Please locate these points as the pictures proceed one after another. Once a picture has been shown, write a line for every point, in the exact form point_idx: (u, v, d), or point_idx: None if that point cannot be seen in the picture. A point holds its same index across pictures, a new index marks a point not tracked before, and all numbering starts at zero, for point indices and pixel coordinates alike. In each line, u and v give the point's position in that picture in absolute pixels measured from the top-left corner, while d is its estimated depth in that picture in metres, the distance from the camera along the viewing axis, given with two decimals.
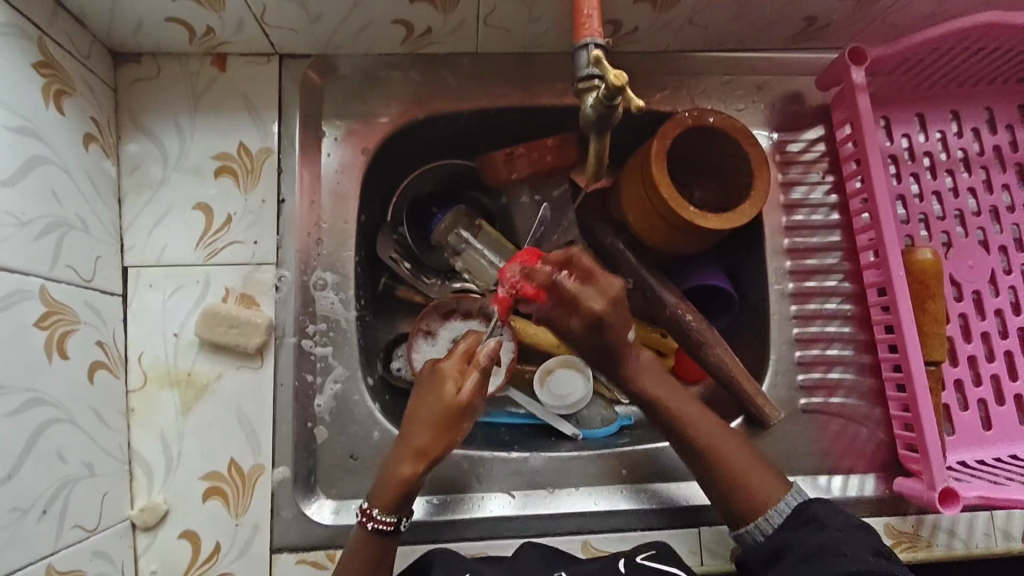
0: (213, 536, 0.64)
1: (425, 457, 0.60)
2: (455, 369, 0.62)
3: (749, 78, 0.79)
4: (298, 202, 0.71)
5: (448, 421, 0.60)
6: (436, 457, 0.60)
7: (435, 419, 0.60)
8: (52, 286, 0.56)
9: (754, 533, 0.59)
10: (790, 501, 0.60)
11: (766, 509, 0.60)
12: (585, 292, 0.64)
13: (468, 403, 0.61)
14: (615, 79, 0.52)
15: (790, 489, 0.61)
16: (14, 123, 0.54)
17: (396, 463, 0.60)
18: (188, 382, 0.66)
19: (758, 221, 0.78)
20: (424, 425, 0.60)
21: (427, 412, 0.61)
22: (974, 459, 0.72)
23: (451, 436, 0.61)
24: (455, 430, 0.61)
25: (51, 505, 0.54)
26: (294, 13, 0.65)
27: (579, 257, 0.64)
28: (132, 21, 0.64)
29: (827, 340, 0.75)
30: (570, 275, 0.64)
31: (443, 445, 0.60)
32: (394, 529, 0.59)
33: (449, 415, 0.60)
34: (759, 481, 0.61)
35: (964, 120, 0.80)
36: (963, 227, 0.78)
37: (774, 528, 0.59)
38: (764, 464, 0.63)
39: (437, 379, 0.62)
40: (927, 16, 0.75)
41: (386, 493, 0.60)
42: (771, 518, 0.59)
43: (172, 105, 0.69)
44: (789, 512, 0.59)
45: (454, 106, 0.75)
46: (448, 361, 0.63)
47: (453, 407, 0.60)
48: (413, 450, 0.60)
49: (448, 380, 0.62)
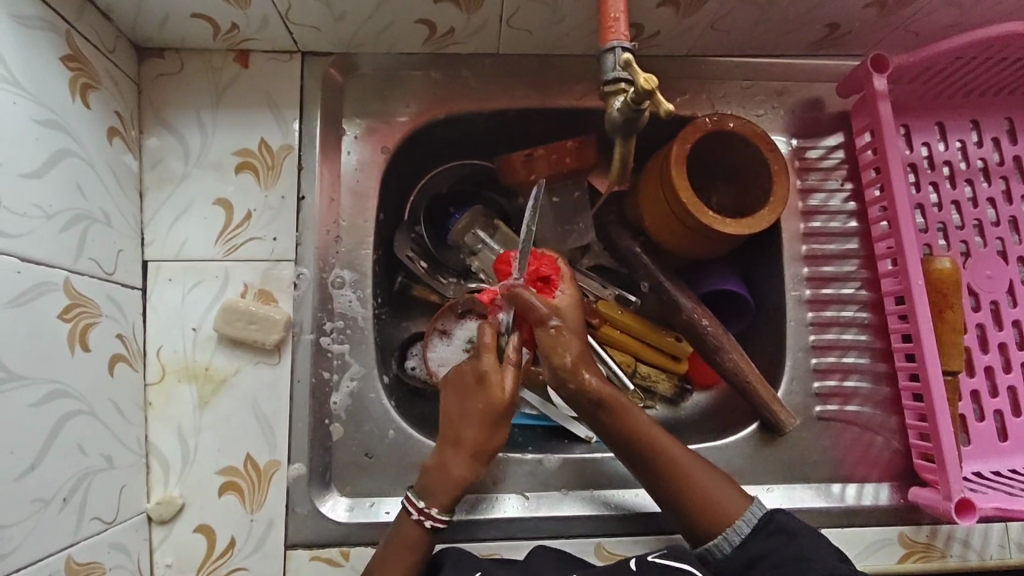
0: (228, 531, 0.65)
1: (481, 453, 0.63)
2: (495, 367, 0.64)
3: (769, 83, 0.79)
4: (318, 199, 0.71)
5: (496, 417, 0.64)
6: (489, 451, 0.64)
7: (487, 416, 0.63)
8: (76, 279, 0.57)
9: (722, 546, 0.58)
10: (756, 511, 0.59)
11: (732, 520, 0.58)
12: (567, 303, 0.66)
13: (513, 396, 0.64)
14: (645, 82, 0.52)
15: (752, 501, 0.60)
16: (41, 116, 0.54)
17: (455, 464, 0.63)
18: (206, 377, 0.66)
19: (775, 227, 0.78)
20: (477, 422, 0.63)
21: (475, 411, 0.64)
22: (989, 470, 0.72)
23: (502, 430, 0.64)
24: (502, 422, 0.64)
25: (71, 494, 0.54)
26: (319, 12, 0.65)
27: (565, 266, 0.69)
28: (158, 16, 0.64)
29: (843, 347, 0.75)
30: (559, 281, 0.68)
31: (497, 438, 0.64)
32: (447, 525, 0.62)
33: (498, 411, 0.64)
34: (723, 491, 0.60)
35: (984, 129, 0.80)
36: (981, 237, 0.78)
37: (742, 538, 0.57)
38: (724, 478, 0.62)
39: (480, 380, 0.64)
40: (951, 25, 0.74)
41: (444, 492, 0.62)
42: (738, 529, 0.58)
43: (194, 101, 0.70)
44: (755, 522, 0.58)
45: (474, 107, 0.75)
46: (485, 360, 0.65)
47: (502, 404, 0.64)
48: (467, 449, 0.63)
49: (489, 377, 0.64)
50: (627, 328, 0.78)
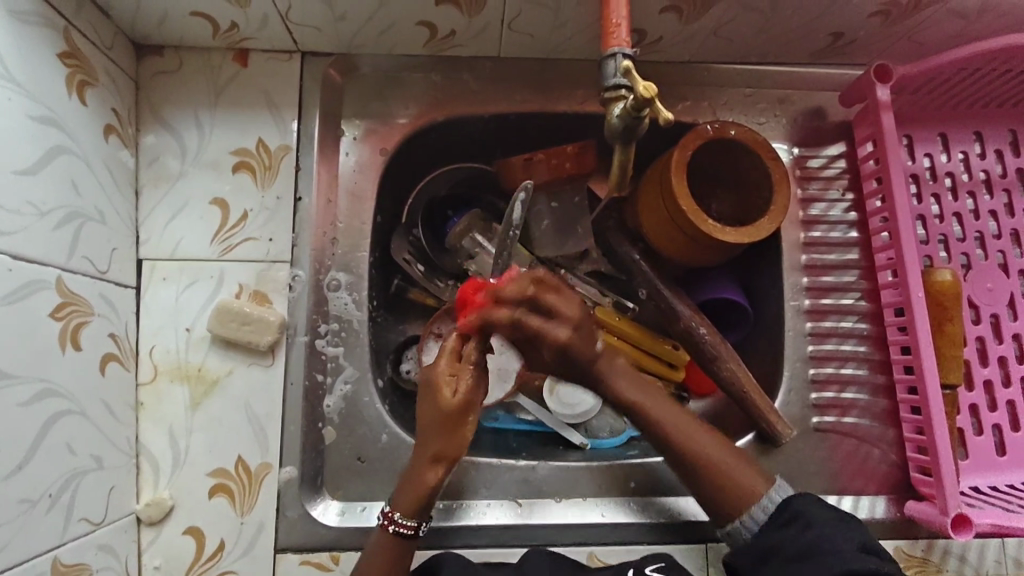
0: (218, 534, 0.64)
1: (442, 459, 0.59)
2: (447, 371, 0.60)
3: (772, 91, 0.79)
4: (315, 200, 0.71)
5: (455, 422, 0.59)
6: (452, 458, 0.60)
7: (440, 424, 0.59)
8: (68, 277, 0.56)
9: (739, 531, 0.60)
10: (774, 497, 0.59)
11: (750, 506, 0.59)
12: (552, 315, 0.60)
13: (468, 400, 0.59)
14: (644, 90, 0.51)
15: (773, 484, 0.60)
16: (37, 112, 0.53)
17: (418, 470, 0.59)
18: (198, 378, 0.66)
19: (776, 236, 0.77)
20: (437, 429, 0.59)
21: (431, 422, 0.59)
22: (987, 485, 0.71)
23: (463, 437, 0.60)
24: (465, 429, 0.60)
25: (59, 493, 0.53)
26: (319, 12, 0.65)
27: (541, 291, 0.59)
28: (157, 13, 0.63)
29: (842, 359, 0.75)
30: (535, 312, 0.60)
31: (458, 446, 0.59)
32: (415, 532, 0.59)
33: (453, 417, 0.59)
34: (740, 472, 0.61)
35: (987, 141, 0.79)
36: (982, 250, 0.77)
37: (758, 525, 0.59)
38: (741, 460, 0.62)
39: (432, 385, 0.60)
40: (955, 36, 0.74)
41: (408, 498, 0.59)
42: (755, 516, 0.59)
43: (192, 99, 0.69)
44: (773, 509, 0.59)
45: (474, 109, 0.75)
46: (438, 362, 0.61)
47: (455, 408, 0.59)
48: (429, 455, 0.60)
49: (442, 384, 0.60)
50: (625, 333, 0.78)
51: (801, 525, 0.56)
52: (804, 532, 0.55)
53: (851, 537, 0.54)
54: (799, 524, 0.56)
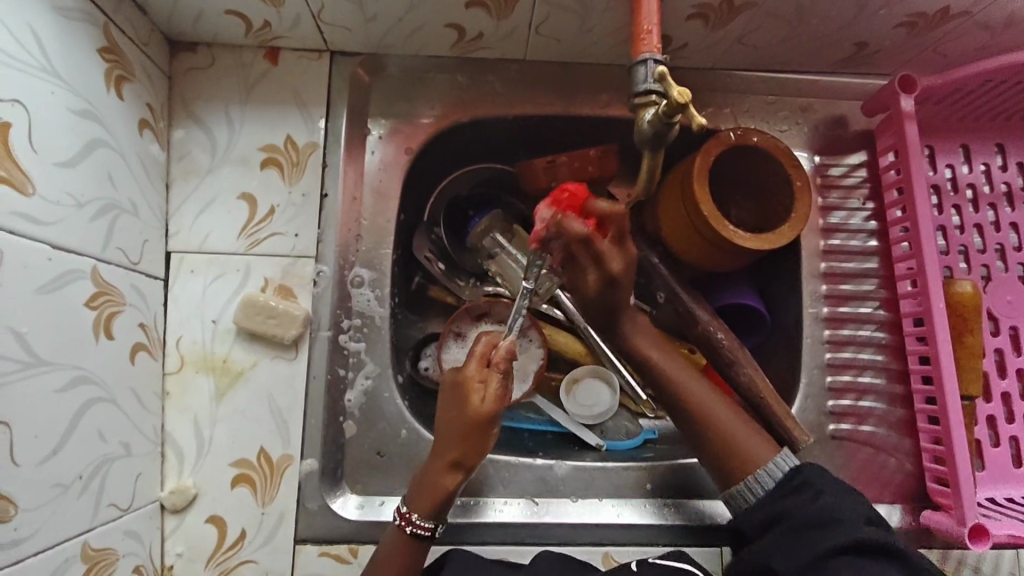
0: (240, 523, 0.65)
1: (459, 464, 0.60)
2: (476, 374, 0.61)
3: (794, 99, 0.79)
4: (341, 197, 0.72)
5: (478, 429, 0.59)
6: (471, 463, 0.60)
7: (462, 430, 0.60)
8: (103, 267, 0.57)
9: (745, 493, 0.61)
10: (780, 464, 0.61)
11: (755, 470, 0.61)
12: (609, 251, 0.65)
13: (496, 407, 0.60)
14: (679, 96, 0.51)
15: (780, 452, 0.62)
16: (78, 106, 0.55)
17: (433, 474, 0.60)
18: (224, 369, 0.67)
19: (795, 243, 0.78)
20: (455, 436, 0.60)
21: (455, 428, 0.60)
22: (1004, 496, 0.71)
23: (485, 444, 0.61)
24: (489, 435, 0.60)
25: (90, 478, 0.55)
26: (351, 12, 0.66)
27: (624, 216, 0.64)
28: (193, 12, 0.65)
29: (859, 367, 0.75)
30: (610, 229, 0.64)
31: (478, 453, 0.60)
32: (431, 534, 0.60)
33: (476, 425, 0.59)
34: (746, 438, 0.63)
35: (1009, 154, 0.79)
36: (1002, 262, 0.77)
37: (763, 490, 0.60)
38: (750, 429, 0.64)
39: (461, 387, 0.60)
40: (980, 48, 0.74)
41: (425, 500, 0.60)
42: (761, 479, 0.60)
43: (223, 95, 0.70)
44: (779, 475, 0.60)
45: (498, 111, 0.76)
46: (468, 366, 0.61)
47: (481, 417, 0.59)
48: (445, 461, 0.60)
49: (474, 389, 0.60)
50: None
51: (810, 493, 0.57)
52: (811, 504, 0.56)
53: (857, 508, 0.55)
54: (807, 491, 0.57)
